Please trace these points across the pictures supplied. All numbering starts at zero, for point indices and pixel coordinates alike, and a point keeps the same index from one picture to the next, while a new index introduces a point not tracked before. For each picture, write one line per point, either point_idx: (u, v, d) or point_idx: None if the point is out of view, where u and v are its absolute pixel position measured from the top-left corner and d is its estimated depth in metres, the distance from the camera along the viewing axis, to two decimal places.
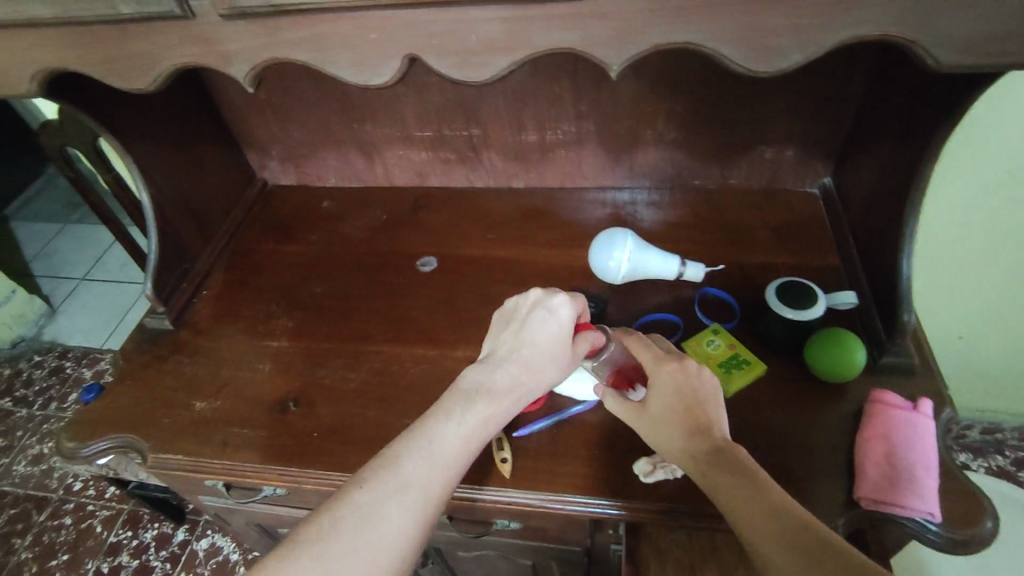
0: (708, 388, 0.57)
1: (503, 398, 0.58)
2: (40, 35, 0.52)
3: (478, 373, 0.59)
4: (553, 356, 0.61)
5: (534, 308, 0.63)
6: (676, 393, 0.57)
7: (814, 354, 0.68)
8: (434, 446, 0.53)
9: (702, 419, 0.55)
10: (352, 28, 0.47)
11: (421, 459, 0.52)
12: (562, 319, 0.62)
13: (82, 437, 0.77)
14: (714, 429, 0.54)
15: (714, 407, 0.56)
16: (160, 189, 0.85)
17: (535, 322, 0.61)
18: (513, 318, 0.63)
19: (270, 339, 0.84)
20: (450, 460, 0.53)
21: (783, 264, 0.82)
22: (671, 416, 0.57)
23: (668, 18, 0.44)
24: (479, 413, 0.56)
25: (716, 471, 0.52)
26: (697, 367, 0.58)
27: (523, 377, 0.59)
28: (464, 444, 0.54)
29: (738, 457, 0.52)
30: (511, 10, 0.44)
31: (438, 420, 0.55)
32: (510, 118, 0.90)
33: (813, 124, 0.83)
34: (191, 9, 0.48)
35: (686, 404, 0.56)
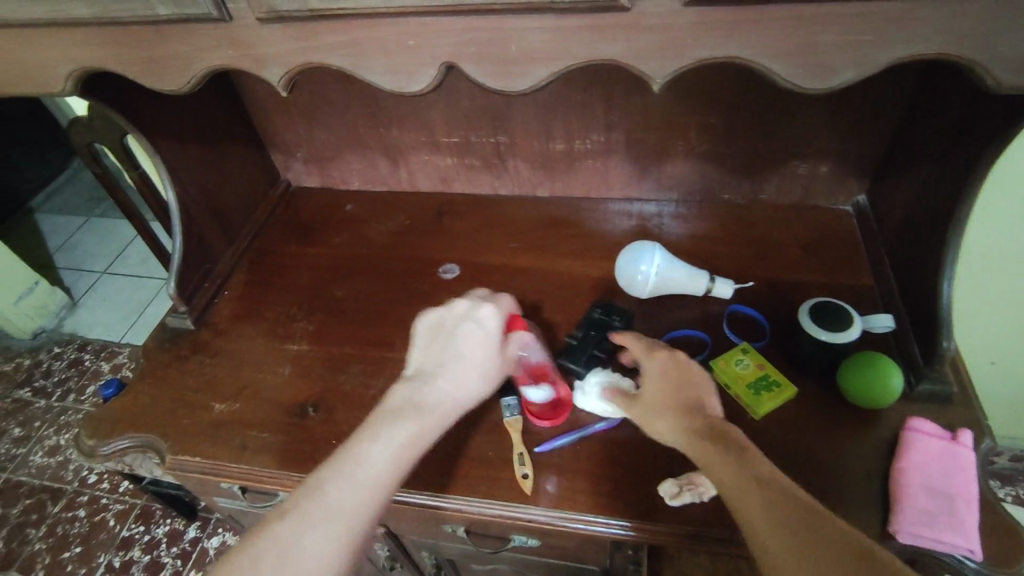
0: (697, 376, 0.62)
1: (435, 410, 0.59)
2: (77, 33, 0.52)
3: (408, 389, 0.61)
4: (482, 366, 0.64)
5: (462, 321, 0.66)
6: (667, 378, 0.62)
7: (848, 377, 0.66)
8: (363, 467, 0.55)
9: (692, 398, 0.59)
10: (390, 34, 0.46)
11: (347, 482, 0.53)
12: (489, 328, 0.65)
13: (101, 435, 0.76)
14: (703, 406, 0.58)
15: (704, 391, 0.60)
16: (187, 188, 0.85)
17: (464, 334, 0.64)
18: (441, 331, 0.66)
19: (291, 342, 0.84)
20: (376, 484, 0.54)
21: (815, 283, 0.80)
22: (664, 397, 0.60)
23: (716, 30, 0.42)
24: (409, 428, 0.57)
25: (705, 442, 0.54)
26: (686, 359, 0.63)
27: (454, 389, 0.61)
28: (392, 462, 0.56)
29: (726, 427, 0.55)
30: (554, 19, 0.43)
31: (364, 443, 0.56)
32: (538, 126, 0.89)
33: (850, 140, 0.81)
34: (228, 11, 0.48)
35: (678, 385, 0.61)
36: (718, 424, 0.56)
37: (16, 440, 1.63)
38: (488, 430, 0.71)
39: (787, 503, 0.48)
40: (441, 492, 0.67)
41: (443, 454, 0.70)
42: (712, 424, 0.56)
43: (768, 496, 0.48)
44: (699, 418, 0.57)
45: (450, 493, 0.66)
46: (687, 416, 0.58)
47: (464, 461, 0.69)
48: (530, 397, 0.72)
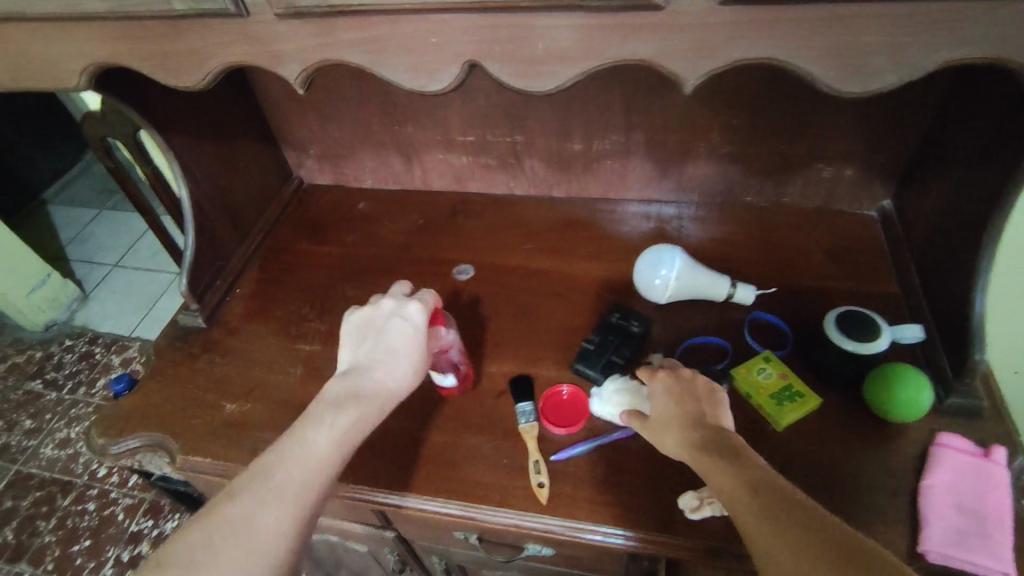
0: (703, 389, 0.60)
1: (371, 402, 0.60)
2: (92, 28, 0.51)
3: (341, 386, 0.61)
4: (413, 358, 0.64)
5: (389, 317, 0.66)
6: (672, 393, 0.59)
7: (876, 390, 0.64)
8: (308, 452, 0.56)
9: (696, 410, 0.57)
10: (412, 31, 0.45)
11: (294, 464, 0.54)
12: (416, 322, 0.66)
13: (111, 434, 0.76)
14: (706, 419, 0.56)
15: (709, 404, 0.58)
16: (199, 185, 0.84)
17: (392, 330, 0.65)
18: (369, 328, 0.66)
19: (303, 343, 0.83)
20: (322, 464, 0.55)
21: (839, 290, 0.78)
22: (669, 413, 0.58)
23: (752, 31, 0.40)
24: (347, 418, 0.58)
25: (703, 453, 0.52)
26: (689, 373, 0.61)
27: (386, 381, 0.62)
28: (337, 444, 0.57)
29: (727, 436, 0.53)
30: (584, 18, 0.42)
31: (308, 429, 0.57)
32: (555, 125, 0.87)
33: (878, 143, 0.79)
34: (245, 7, 0.47)
35: (683, 399, 0.58)
36: (721, 435, 0.53)
37: (27, 432, 1.63)
38: (502, 436, 0.70)
39: (781, 503, 0.45)
40: (455, 499, 0.65)
41: (456, 461, 0.68)
42: (712, 434, 0.53)
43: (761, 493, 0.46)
44: (702, 431, 0.54)
45: (464, 500, 0.65)
46: (690, 429, 0.55)
47: (478, 468, 0.68)
48: (546, 402, 0.72)
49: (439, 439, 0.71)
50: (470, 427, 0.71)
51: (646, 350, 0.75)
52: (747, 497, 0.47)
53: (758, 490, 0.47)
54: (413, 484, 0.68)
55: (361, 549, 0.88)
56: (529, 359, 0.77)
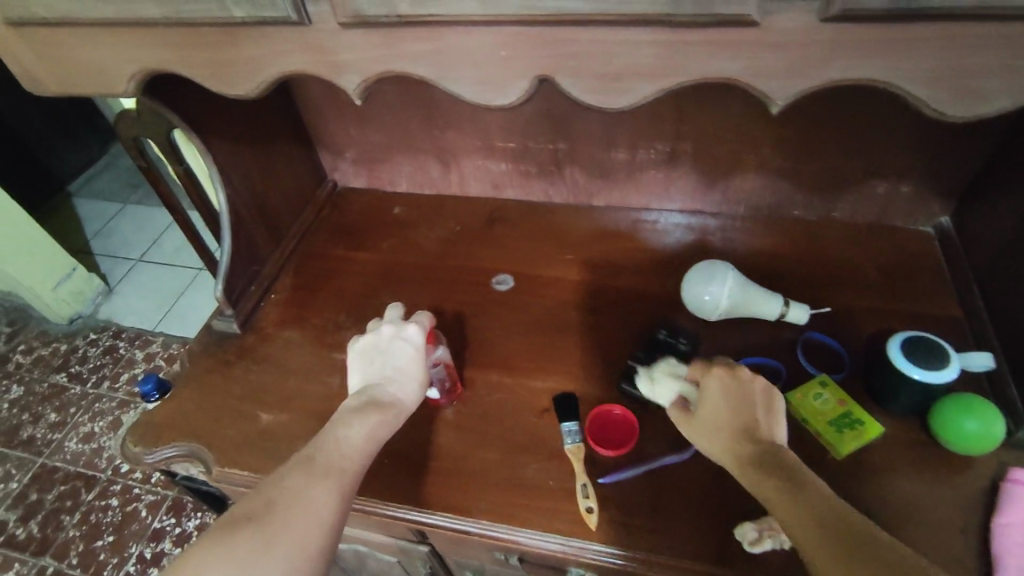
0: (762, 393, 0.54)
1: (385, 413, 0.61)
2: (144, 33, 0.50)
3: (354, 403, 0.62)
4: (418, 375, 0.66)
5: (390, 338, 0.68)
6: (730, 398, 0.53)
7: (942, 421, 0.61)
8: (343, 446, 0.57)
9: (754, 420, 0.51)
10: (482, 44, 0.43)
11: (332, 448, 0.57)
12: (416, 343, 0.68)
13: (147, 442, 0.75)
14: (762, 432, 0.51)
15: (767, 413, 0.53)
16: (237, 190, 0.82)
17: (395, 350, 0.67)
18: (371, 352, 0.67)
19: (339, 352, 0.81)
20: (356, 455, 0.57)
21: (896, 311, 0.75)
22: (722, 417, 0.53)
23: (850, 50, 0.38)
24: (373, 422, 0.60)
25: (762, 475, 0.48)
26: (747, 374, 0.54)
27: (397, 395, 0.63)
28: (367, 439, 0.58)
29: (787, 456, 0.49)
30: (667, 33, 0.40)
31: (338, 427, 0.59)
32: (600, 133, 0.85)
33: (941, 158, 0.75)
34: (308, 14, 0.45)
35: (741, 406, 0.52)
36: (779, 454, 0.48)
37: (51, 425, 1.63)
38: (546, 456, 0.68)
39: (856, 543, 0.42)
40: (499, 522, 0.63)
41: (499, 481, 0.66)
42: (770, 452, 0.49)
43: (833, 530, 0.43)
44: (759, 448, 0.49)
45: (509, 522, 0.63)
46: (747, 444, 0.50)
47: (522, 489, 0.65)
48: (593, 422, 0.69)
49: (481, 458, 0.69)
50: (513, 446, 0.69)
51: None
52: (818, 534, 0.43)
53: (827, 527, 0.43)
54: (456, 504, 0.65)
55: (392, 561, 0.86)
56: (572, 375, 0.75)
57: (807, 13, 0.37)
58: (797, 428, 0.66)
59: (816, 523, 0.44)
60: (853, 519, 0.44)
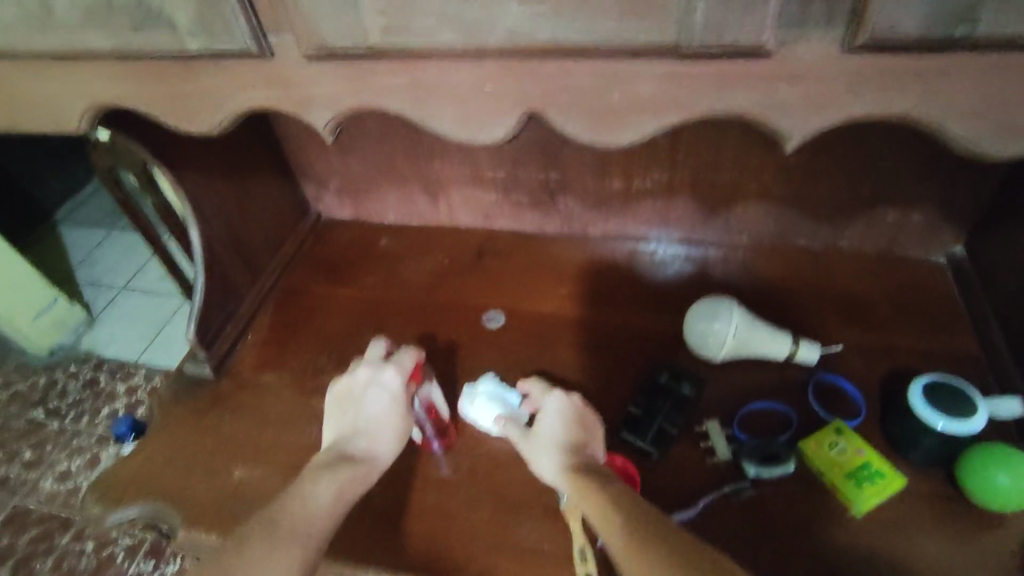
0: (587, 417, 0.61)
1: (357, 472, 0.56)
2: (96, 66, 0.46)
3: (324, 460, 0.57)
4: (396, 426, 0.61)
5: (366, 385, 0.63)
6: (560, 415, 0.60)
7: (970, 476, 0.57)
8: (311, 507, 0.51)
9: (578, 434, 0.58)
10: (463, 78, 0.40)
11: (299, 510, 0.51)
12: (394, 389, 0.63)
13: (108, 502, 0.68)
14: (586, 446, 0.57)
15: (589, 432, 0.59)
16: (211, 226, 0.78)
17: (370, 399, 0.62)
18: (346, 400, 0.63)
19: (319, 398, 0.75)
20: (327, 514, 0.51)
21: (912, 349, 0.70)
22: (551, 430, 0.59)
23: (875, 83, 0.35)
24: (342, 481, 0.54)
25: (580, 477, 0.52)
26: (578, 402, 0.62)
27: (371, 450, 0.58)
28: (337, 499, 0.53)
29: (598, 462, 0.54)
30: (674, 65, 0.36)
31: (305, 486, 0.53)
32: (594, 162, 0.81)
33: (951, 186, 0.72)
34: (269, 46, 0.41)
35: (576, 424, 0.59)
36: (596, 465, 0.54)
37: (27, 463, 1.54)
38: (541, 515, 0.62)
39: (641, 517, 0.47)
40: None
41: (491, 543, 0.61)
42: (591, 464, 0.54)
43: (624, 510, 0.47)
44: (578, 455, 0.55)
45: None
46: (570, 451, 0.56)
47: (515, 554, 0.60)
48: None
49: (472, 517, 0.63)
50: (506, 503, 0.64)
51: (700, 415, 0.68)
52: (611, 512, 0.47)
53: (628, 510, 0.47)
54: (443, 571, 0.59)
55: None
56: None
57: (831, 41, 0.34)
58: (811, 481, 0.61)
59: (610, 504, 0.48)
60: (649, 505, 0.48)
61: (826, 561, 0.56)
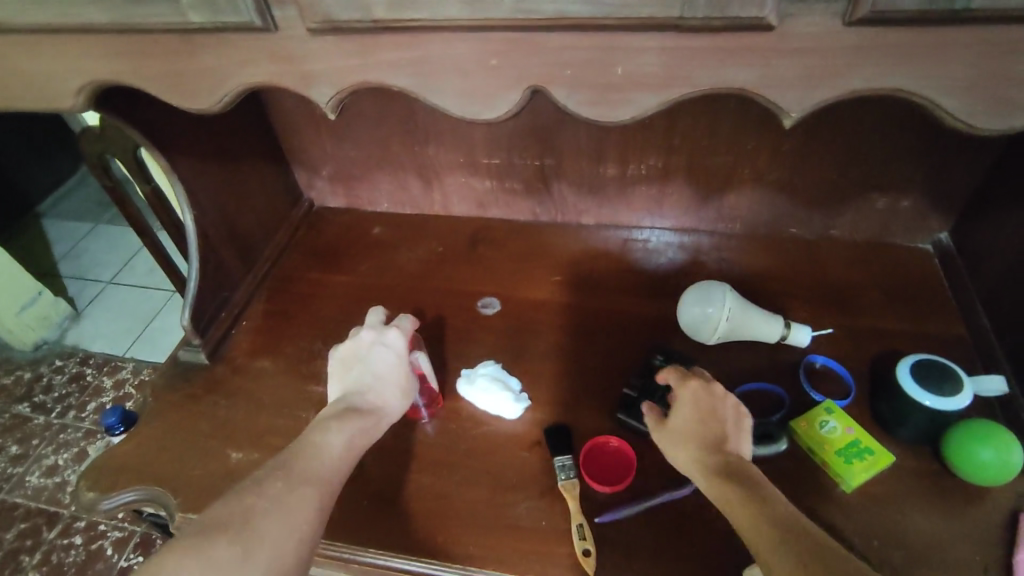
0: (731, 410, 0.56)
1: (365, 422, 0.57)
2: (94, 41, 0.46)
3: (332, 412, 0.58)
4: (400, 381, 0.62)
5: (370, 344, 0.64)
6: (698, 411, 0.56)
7: (957, 451, 0.58)
8: (319, 458, 0.53)
9: (720, 432, 0.54)
10: (466, 53, 0.40)
11: (308, 460, 0.52)
12: (398, 348, 0.64)
13: (103, 487, 0.68)
14: (728, 443, 0.53)
15: (734, 428, 0.55)
16: (205, 211, 0.77)
17: (376, 357, 0.63)
18: (349, 359, 0.63)
19: (315, 383, 0.76)
20: (334, 466, 0.53)
21: (899, 331, 0.72)
22: (689, 427, 0.55)
23: (873, 58, 0.36)
24: (352, 431, 0.56)
25: (721, 480, 0.50)
26: (721, 390, 0.57)
27: (379, 403, 0.60)
28: (345, 451, 0.54)
29: (745, 465, 0.51)
30: (676, 39, 0.37)
31: (315, 436, 0.55)
32: (589, 149, 0.82)
33: (939, 173, 0.73)
34: (272, 20, 0.41)
35: (709, 416, 0.55)
36: (738, 463, 0.51)
37: (12, 458, 1.51)
38: (538, 494, 0.63)
39: (803, 542, 0.43)
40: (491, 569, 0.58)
41: (489, 522, 0.61)
42: (732, 463, 0.51)
43: (788, 537, 0.44)
44: (721, 457, 0.52)
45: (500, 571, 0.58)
46: (713, 454, 0.52)
47: (514, 533, 0.60)
48: (589, 453, 0.65)
49: (469, 498, 0.64)
50: (503, 484, 0.64)
51: None
52: (773, 536, 0.44)
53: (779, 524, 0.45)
54: (442, 549, 0.60)
55: None
56: (565, 405, 0.70)
57: (828, 15, 0.35)
58: (803, 458, 0.63)
59: (772, 529, 0.45)
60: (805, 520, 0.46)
61: None
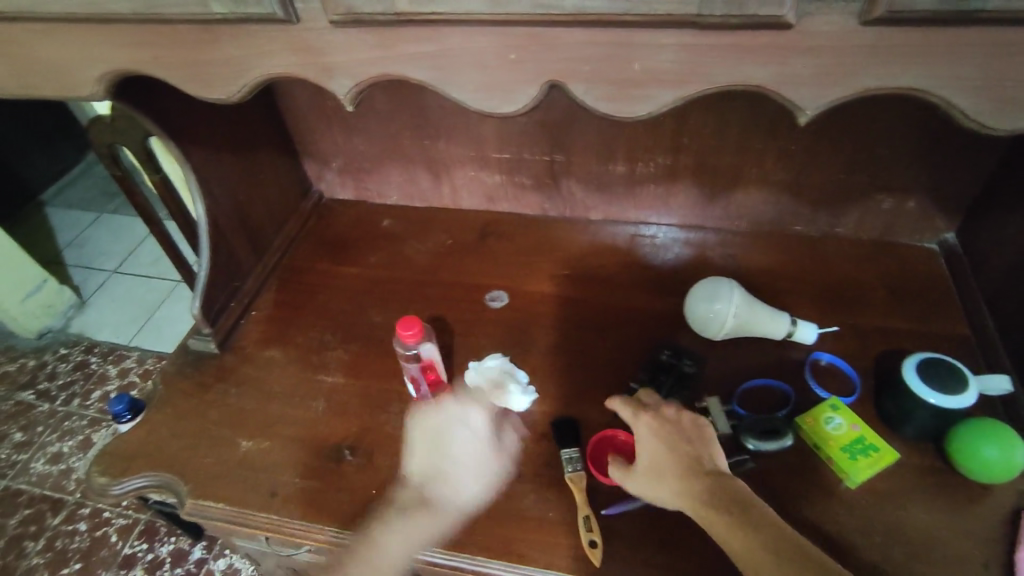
0: (692, 428, 0.60)
1: (433, 515, 0.62)
2: (116, 31, 0.46)
3: (406, 494, 0.64)
4: (476, 461, 0.66)
5: (449, 423, 0.69)
6: (662, 437, 0.59)
7: (961, 449, 0.59)
8: (381, 552, 0.60)
9: (692, 452, 0.57)
10: (486, 47, 0.41)
11: (366, 559, 0.59)
12: (475, 428, 0.69)
13: (115, 473, 0.69)
14: (703, 462, 0.57)
15: (700, 442, 0.58)
16: (217, 201, 0.78)
17: (454, 437, 0.68)
18: (434, 431, 0.68)
19: (324, 373, 0.76)
20: (394, 558, 0.59)
21: (904, 329, 0.73)
22: (664, 458, 0.58)
23: (888, 56, 0.36)
24: (420, 521, 0.61)
25: (705, 502, 0.54)
26: (675, 415, 0.61)
27: (451, 486, 0.64)
28: (406, 541, 0.60)
29: (725, 479, 0.55)
30: (694, 37, 0.38)
31: (381, 531, 0.61)
32: (598, 145, 0.82)
33: (947, 174, 0.74)
34: (295, 12, 0.42)
35: (673, 443, 0.59)
36: (719, 479, 0.55)
37: (17, 445, 1.51)
38: (545, 486, 0.64)
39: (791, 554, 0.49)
40: (499, 559, 0.59)
41: (497, 511, 0.62)
42: (713, 482, 0.55)
43: (785, 554, 0.49)
44: (701, 478, 0.55)
45: (507, 560, 0.59)
46: (692, 477, 0.55)
47: (522, 524, 0.61)
48: (597, 445, 0.66)
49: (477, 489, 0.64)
50: (510, 475, 0.65)
51: (702, 392, 0.69)
52: (765, 553, 0.49)
53: (767, 541, 0.50)
54: (450, 539, 0.61)
55: None
56: (572, 398, 0.71)
57: (846, 15, 0.35)
58: (808, 454, 0.63)
59: (769, 549, 0.49)
60: (787, 529, 0.51)
61: (822, 529, 0.58)
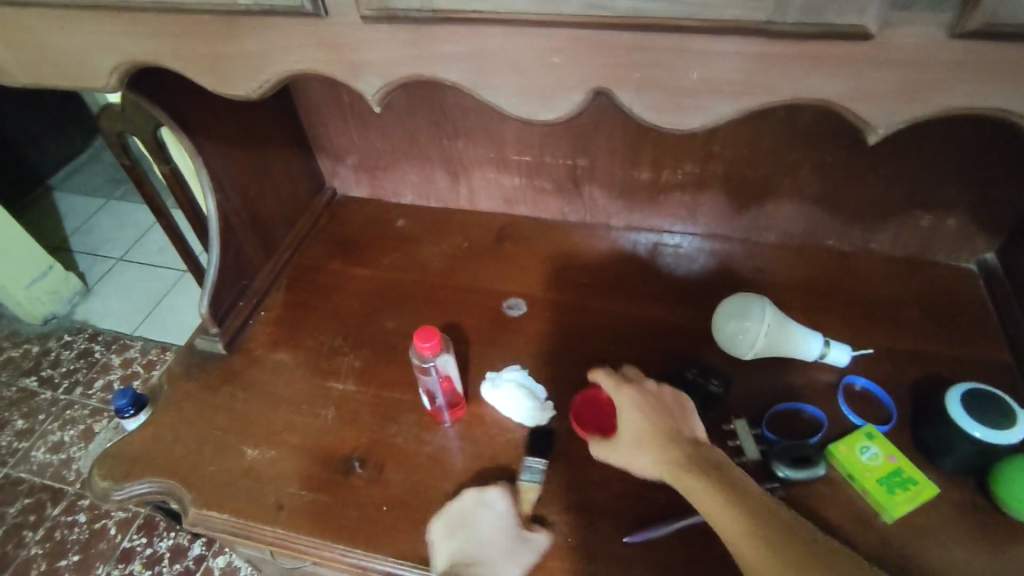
0: (671, 401, 0.61)
1: None
2: (133, 19, 0.43)
3: None
4: (511, 546, 0.58)
5: (472, 507, 0.60)
6: (644, 405, 0.59)
7: (1006, 484, 0.55)
8: None
9: (673, 421, 0.58)
10: (527, 48, 0.38)
11: None
12: (502, 509, 0.60)
13: (116, 477, 0.66)
14: (682, 430, 0.58)
15: (679, 414, 0.60)
16: (228, 197, 0.75)
17: (480, 524, 0.59)
18: (456, 525, 0.60)
19: (334, 380, 0.74)
20: None
21: (941, 353, 0.69)
22: (644, 423, 0.58)
23: (975, 75, 0.33)
24: None
25: (682, 465, 0.54)
26: (654, 386, 0.62)
27: None
28: None
29: (702, 446, 0.56)
30: (757, 45, 0.35)
31: None
32: (625, 150, 0.79)
33: (993, 192, 0.70)
34: (323, 6, 0.39)
35: (653, 411, 0.59)
36: (696, 446, 0.56)
37: (18, 433, 1.49)
38: (565, 508, 0.61)
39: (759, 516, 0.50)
40: None
41: None
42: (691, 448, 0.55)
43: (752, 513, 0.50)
44: (678, 445, 0.56)
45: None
46: (670, 444, 0.56)
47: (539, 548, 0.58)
48: (582, 398, 0.68)
49: None
50: None
51: (728, 413, 0.66)
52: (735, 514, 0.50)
53: (740, 501, 0.51)
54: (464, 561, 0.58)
55: None
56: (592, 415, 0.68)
57: (933, 26, 0.32)
58: (841, 483, 0.60)
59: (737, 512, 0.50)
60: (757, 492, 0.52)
61: None
